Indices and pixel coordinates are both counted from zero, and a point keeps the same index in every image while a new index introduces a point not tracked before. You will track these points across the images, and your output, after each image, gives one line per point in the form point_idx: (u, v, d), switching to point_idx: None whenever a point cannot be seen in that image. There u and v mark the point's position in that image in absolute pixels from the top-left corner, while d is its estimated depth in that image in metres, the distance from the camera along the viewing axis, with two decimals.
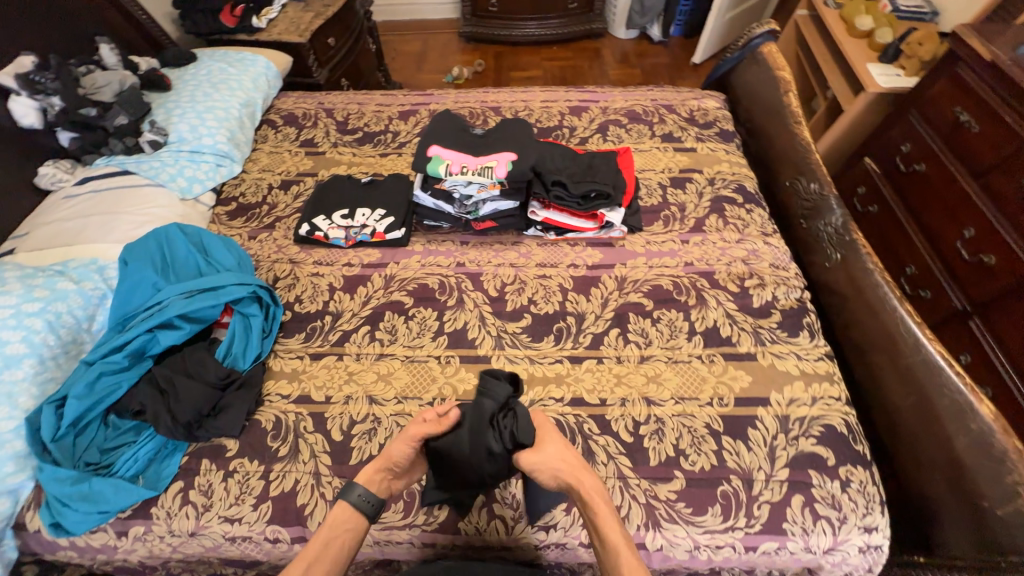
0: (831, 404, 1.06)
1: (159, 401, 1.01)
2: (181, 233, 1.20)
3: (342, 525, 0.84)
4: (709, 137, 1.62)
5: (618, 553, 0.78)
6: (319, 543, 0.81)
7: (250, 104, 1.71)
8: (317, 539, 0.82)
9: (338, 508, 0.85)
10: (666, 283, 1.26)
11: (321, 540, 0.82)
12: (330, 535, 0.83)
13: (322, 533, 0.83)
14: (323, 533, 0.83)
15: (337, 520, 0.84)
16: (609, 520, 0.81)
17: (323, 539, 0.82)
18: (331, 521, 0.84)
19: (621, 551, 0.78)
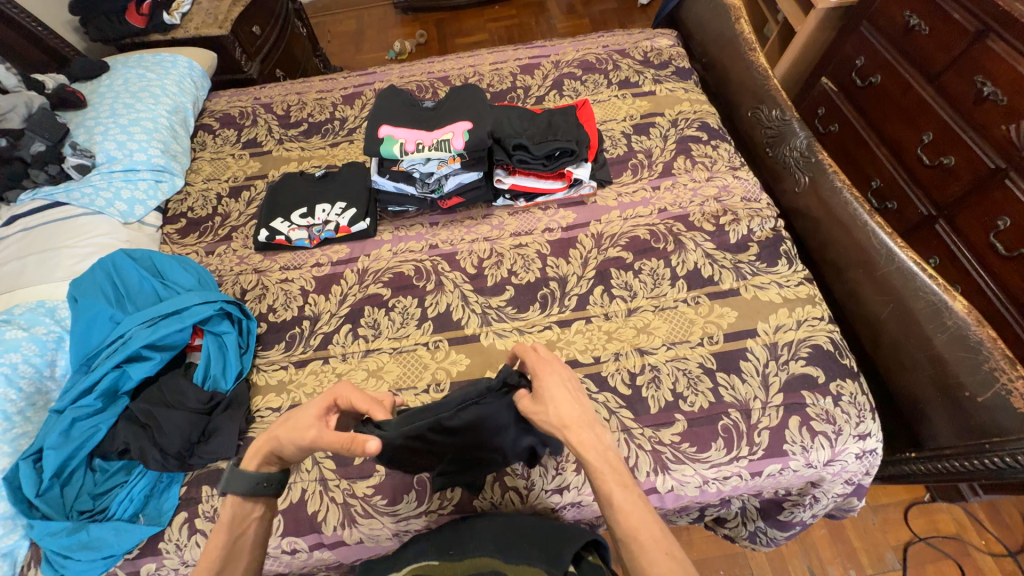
0: (815, 325, 1.08)
1: (143, 436, 0.96)
2: (128, 258, 1.11)
3: (241, 518, 0.74)
4: (667, 77, 1.58)
5: (611, 498, 0.68)
6: (222, 546, 0.70)
7: (179, 110, 1.58)
8: (215, 543, 0.70)
9: (228, 507, 0.73)
10: (642, 233, 1.25)
11: (224, 540, 0.71)
12: (231, 531, 0.72)
13: (224, 529, 0.72)
14: (222, 531, 0.72)
15: (232, 517, 0.73)
16: (599, 466, 0.70)
17: (224, 541, 0.70)
18: (225, 521, 0.72)
19: (617, 495, 0.68)
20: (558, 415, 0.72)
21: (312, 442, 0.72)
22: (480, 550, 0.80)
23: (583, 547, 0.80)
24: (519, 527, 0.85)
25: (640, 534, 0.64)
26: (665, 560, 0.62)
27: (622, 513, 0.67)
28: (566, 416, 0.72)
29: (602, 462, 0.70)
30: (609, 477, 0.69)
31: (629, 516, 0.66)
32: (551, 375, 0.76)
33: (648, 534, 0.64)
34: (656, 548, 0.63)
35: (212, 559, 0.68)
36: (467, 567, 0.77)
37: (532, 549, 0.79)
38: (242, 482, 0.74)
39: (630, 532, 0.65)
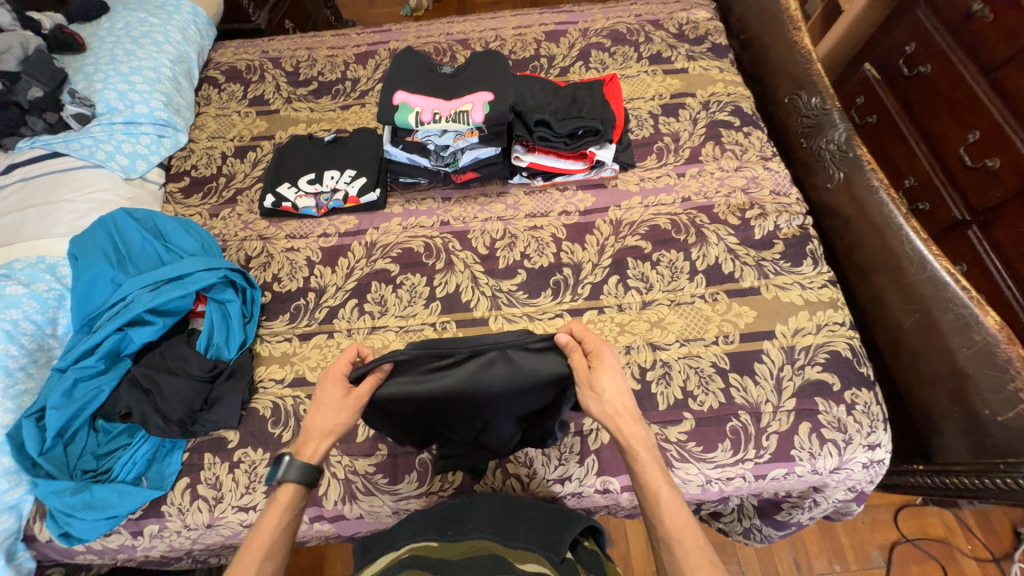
0: (835, 330, 1.05)
1: (143, 402, 0.94)
2: (129, 218, 1.06)
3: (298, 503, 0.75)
4: (701, 54, 1.47)
5: (658, 497, 0.70)
6: (273, 530, 0.71)
7: (182, 60, 1.49)
8: (267, 525, 0.71)
9: (282, 491, 0.74)
10: (663, 222, 1.20)
11: (275, 524, 0.72)
12: (285, 516, 0.73)
13: (278, 511, 0.73)
14: (274, 512, 0.73)
15: (286, 502, 0.74)
16: (650, 467, 0.72)
17: (270, 528, 0.71)
18: (282, 504, 0.74)
19: (662, 497, 0.70)
20: (607, 408, 0.74)
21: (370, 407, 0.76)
22: (478, 532, 0.77)
23: (581, 531, 0.81)
24: (515, 511, 0.84)
25: (686, 537, 0.67)
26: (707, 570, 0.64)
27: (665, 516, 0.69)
28: (617, 409, 0.74)
29: (651, 465, 0.72)
30: (657, 477, 0.71)
31: (671, 520, 0.68)
32: (609, 364, 0.75)
33: (688, 536, 0.67)
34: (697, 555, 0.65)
35: (259, 545, 0.70)
36: (466, 548, 0.73)
37: (530, 532, 0.77)
38: (294, 470, 0.74)
39: (672, 536, 0.67)
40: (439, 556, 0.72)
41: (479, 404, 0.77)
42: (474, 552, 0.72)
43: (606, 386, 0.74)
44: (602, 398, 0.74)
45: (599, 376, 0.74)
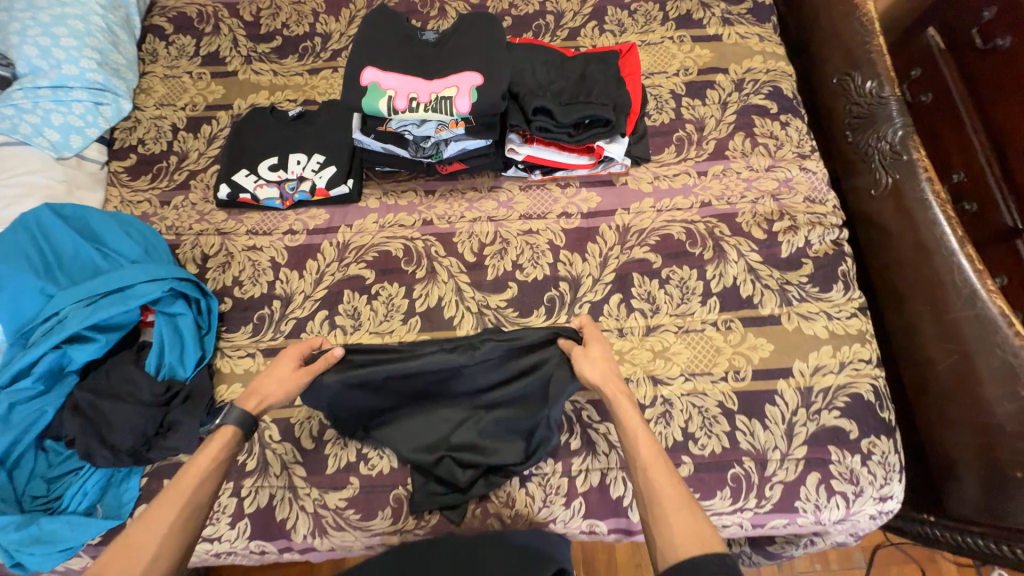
0: (859, 369, 0.94)
1: (87, 429, 0.85)
2: (55, 217, 0.92)
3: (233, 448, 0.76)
4: (740, 16, 1.22)
5: (636, 434, 0.71)
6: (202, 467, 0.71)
7: (117, 6, 1.25)
8: (199, 461, 0.71)
9: (218, 435, 0.75)
10: (677, 231, 1.04)
11: (208, 462, 0.72)
12: (216, 463, 0.73)
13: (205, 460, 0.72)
14: (207, 453, 0.73)
15: (220, 446, 0.74)
16: (630, 411, 0.74)
17: (202, 466, 0.71)
18: (213, 444, 0.74)
19: (641, 444, 0.70)
20: (596, 368, 0.79)
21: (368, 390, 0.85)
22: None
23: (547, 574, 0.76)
24: (480, 548, 0.79)
25: (657, 469, 0.67)
26: (686, 514, 0.61)
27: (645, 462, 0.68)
28: (606, 369, 0.79)
29: (628, 408, 0.75)
30: (636, 421, 0.73)
31: (650, 466, 0.68)
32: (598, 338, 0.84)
33: (666, 479, 0.65)
34: (674, 498, 0.63)
35: (182, 490, 0.68)
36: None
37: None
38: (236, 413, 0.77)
39: (647, 464, 0.68)
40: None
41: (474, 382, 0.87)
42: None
43: (594, 353, 0.82)
44: (590, 361, 0.80)
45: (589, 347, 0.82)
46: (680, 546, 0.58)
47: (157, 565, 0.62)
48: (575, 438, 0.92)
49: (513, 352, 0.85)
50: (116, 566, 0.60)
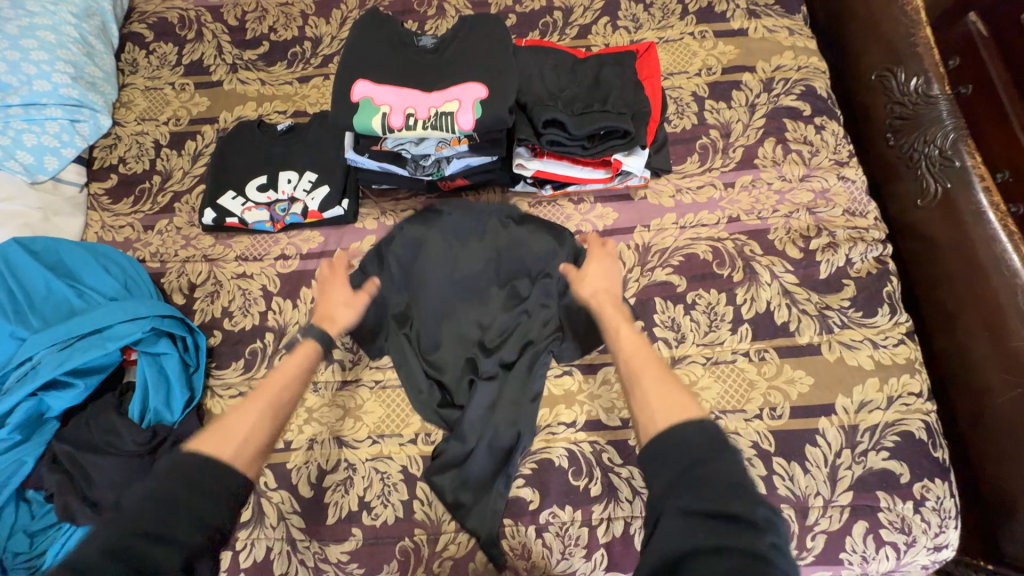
0: (910, 405, 0.85)
1: (66, 487, 0.79)
2: (25, 252, 0.84)
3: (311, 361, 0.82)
4: (767, 7, 1.11)
5: (619, 334, 0.76)
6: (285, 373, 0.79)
7: (91, 14, 1.16)
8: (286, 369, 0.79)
9: (298, 349, 0.82)
10: (703, 251, 0.95)
11: (293, 373, 0.80)
12: (297, 371, 0.80)
13: (289, 371, 0.80)
14: (294, 365, 0.81)
15: (302, 358, 0.82)
16: (614, 317, 0.79)
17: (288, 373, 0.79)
18: (299, 357, 0.82)
19: (622, 338, 0.76)
20: (591, 284, 0.85)
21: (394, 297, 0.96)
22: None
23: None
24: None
25: (641, 357, 0.72)
26: (665, 388, 0.66)
27: (628, 355, 0.73)
28: (597, 287, 0.84)
29: (615, 315, 0.80)
30: (620, 323, 0.78)
31: (633, 356, 0.72)
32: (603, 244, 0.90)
33: (650, 371, 0.69)
34: (653, 379, 0.68)
35: (272, 389, 0.77)
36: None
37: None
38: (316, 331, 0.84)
39: (630, 354, 0.73)
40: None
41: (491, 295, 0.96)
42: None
43: (590, 269, 0.86)
44: (585, 277, 0.86)
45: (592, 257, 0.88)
46: (661, 415, 0.62)
47: (244, 447, 0.69)
48: (595, 483, 0.84)
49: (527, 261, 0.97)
50: (211, 443, 0.68)
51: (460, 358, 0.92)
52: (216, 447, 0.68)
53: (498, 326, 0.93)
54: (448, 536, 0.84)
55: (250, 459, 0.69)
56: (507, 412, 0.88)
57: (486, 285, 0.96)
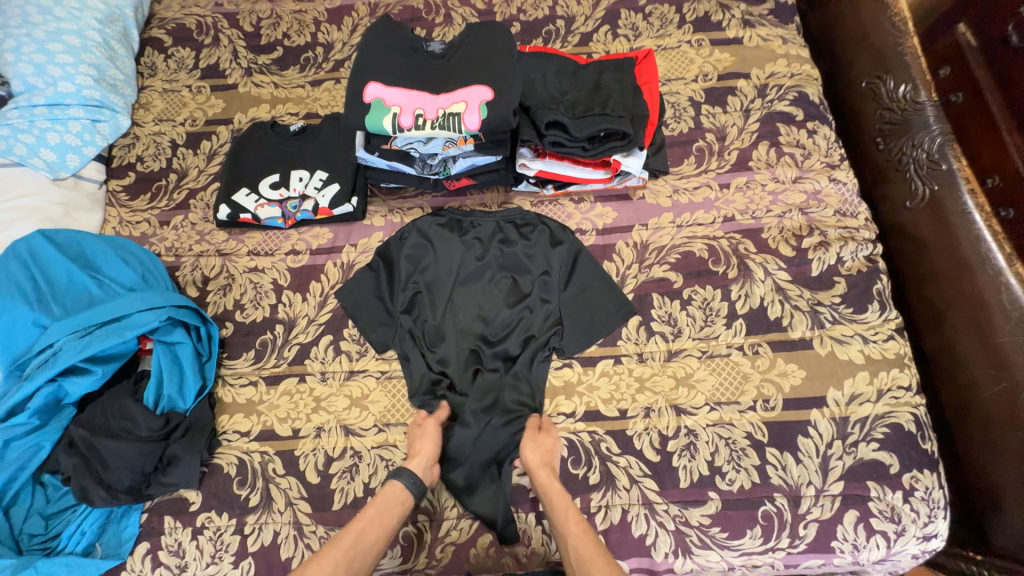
0: (899, 397, 0.87)
1: (82, 470, 0.82)
2: (48, 243, 0.88)
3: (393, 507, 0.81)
4: (761, 18, 1.16)
5: (566, 515, 0.78)
6: (370, 520, 0.79)
7: (114, 19, 1.21)
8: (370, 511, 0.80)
9: (390, 490, 0.82)
10: (699, 249, 0.99)
11: (378, 519, 0.79)
12: (386, 520, 0.79)
13: (372, 512, 0.80)
14: (379, 505, 0.80)
15: (392, 503, 0.81)
16: (553, 492, 0.81)
17: (371, 517, 0.79)
18: (387, 496, 0.81)
19: (568, 520, 0.78)
20: (534, 456, 0.84)
21: (400, 290, 0.99)
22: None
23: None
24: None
25: (590, 552, 0.74)
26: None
27: (574, 538, 0.76)
28: (540, 459, 0.84)
29: (556, 488, 0.81)
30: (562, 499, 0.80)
31: (580, 542, 0.75)
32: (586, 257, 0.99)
33: (596, 562, 0.72)
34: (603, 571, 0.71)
35: (353, 530, 0.77)
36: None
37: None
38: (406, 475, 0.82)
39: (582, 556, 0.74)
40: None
41: (493, 290, 0.99)
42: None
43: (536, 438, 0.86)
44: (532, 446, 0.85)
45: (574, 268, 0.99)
46: None
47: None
48: (593, 472, 0.87)
49: (524, 254, 1.00)
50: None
51: (465, 351, 0.95)
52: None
53: (501, 320, 0.97)
54: (450, 522, 0.86)
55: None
56: (510, 404, 0.92)
57: (487, 277, 1.00)
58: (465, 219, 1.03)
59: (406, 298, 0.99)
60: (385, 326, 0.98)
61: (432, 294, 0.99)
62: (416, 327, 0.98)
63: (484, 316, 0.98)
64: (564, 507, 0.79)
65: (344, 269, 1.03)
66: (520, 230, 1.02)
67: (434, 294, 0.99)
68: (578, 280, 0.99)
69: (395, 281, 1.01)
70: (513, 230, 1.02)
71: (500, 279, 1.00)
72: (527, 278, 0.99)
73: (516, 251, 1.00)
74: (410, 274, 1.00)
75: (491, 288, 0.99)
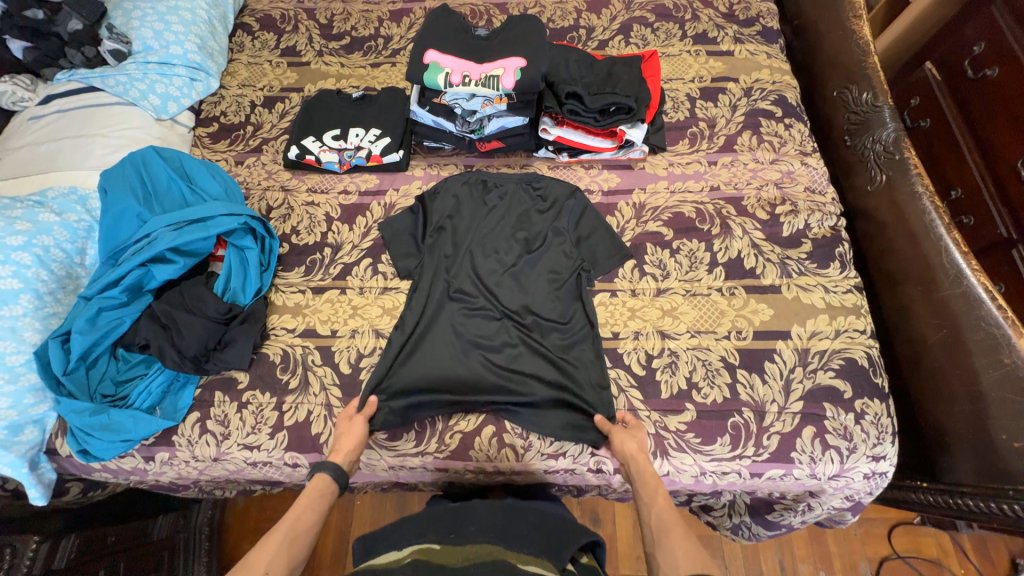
0: (854, 337, 1.01)
1: (161, 336, 0.99)
2: (158, 156, 1.08)
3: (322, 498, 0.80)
4: (750, 37, 1.39)
5: (653, 497, 0.78)
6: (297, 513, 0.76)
7: (218, 4, 1.48)
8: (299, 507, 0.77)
9: (316, 479, 0.82)
10: (688, 210, 1.16)
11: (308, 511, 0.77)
12: (312, 504, 0.78)
13: (305, 499, 0.79)
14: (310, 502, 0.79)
15: (318, 492, 0.80)
16: (647, 477, 0.82)
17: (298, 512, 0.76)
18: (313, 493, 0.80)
19: (657, 503, 0.77)
20: (629, 445, 0.88)
21: (428, 232, 1.14)
22: (481, 536, 0.78)
23: (581, 548, 0.81)
24: (518, 513, 0.85)
25: (673, 528, 0.71)
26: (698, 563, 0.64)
27: (659, 510, 0.75)
28: (634, 446, 0.88)
29: (652, 477, 0.82)
30: (652, 484, 0.80)
31: (665, 513, 0.74)
32: (590, 207, 1.17)
33: (675, 531, 0.71)
34: (681, 537, 0.70)
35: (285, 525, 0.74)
36: (470, 552, 0.74)
37: (537, 536, 0.79)
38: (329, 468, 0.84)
39: (667, 531, 0.72)
40: (442, 561, 0.72)
41: (509, 233, 1.14)
42: (474, 560, 0.72)
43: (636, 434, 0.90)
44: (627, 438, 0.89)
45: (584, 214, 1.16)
46: None
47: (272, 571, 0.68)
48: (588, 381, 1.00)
49: (537, 207, 1.17)
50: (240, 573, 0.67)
51: (481, 284, 1.09)
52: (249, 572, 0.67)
53: (515, 260, 1.11)
54: (460, 414, 1.00)
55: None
56: (517, 326, 1.05)
57: (505, 224, 1.15)
58: (489, 176, 1.21)
59: (431, 239, 1.14)
60: (410, 262, 1.13)
61: (455, 238, 1.14)
62: (440, 263, 1.12)
63: (500, 255, 1.12)
64: (650, 484, 0.80)
65: (385, 210, 1.22)
66: (535, 188, 1.19)
67: (461, 234, 1.14)
68: (583, 228, 1.15)
69: (423, 224, 1.16)
70: (529, 187, 1.19)
71: (517, 225, 1.15)
72: (539, 225, 1.15)
73: (530, 204, 1.17)
74: (435, 219, 1.15)
75: (508, 233, 1.14)
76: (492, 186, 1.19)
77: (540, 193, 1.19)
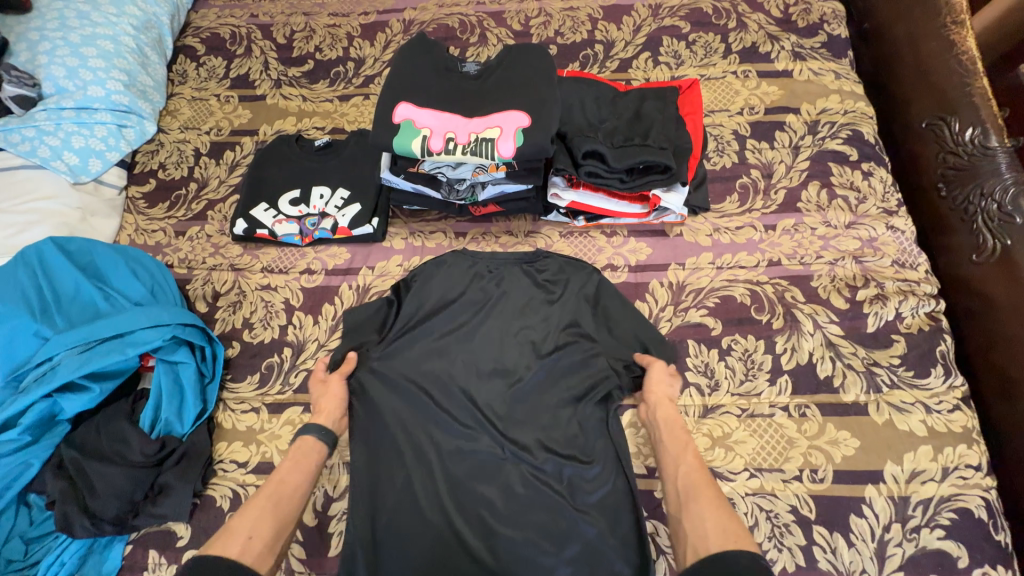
0: (969, 478, 0.77)
1: (68, 494, 0.77)
2: (61, 253, 0.86)
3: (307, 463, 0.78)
4: (813, 52, 1.10)
5: (681, 458, 0.73)
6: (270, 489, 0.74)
7: (149, 27, 1.21)
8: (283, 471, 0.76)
9: (304, 441, 0.80)
10: (741, 294, 0.91)
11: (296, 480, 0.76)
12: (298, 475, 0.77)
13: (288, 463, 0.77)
14: (298, 467, 0.77)
15: (309, 458, 0.79)
16: (675, 434, 0.77)
17: (288, 476, 0.76)
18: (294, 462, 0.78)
19: (683, 463, 0.73)
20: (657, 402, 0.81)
21: (406, 333, 0.91)
22: None
23: None
24: None
25: (703, 489, 0.68)
26: (726, 521, 0.63)
27: (685, 472, 0.72)
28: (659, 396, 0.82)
29: (680, 437, 0.76)
30: (680, 443, 0.75)
31: (693, 474, 0.71)
32: (614, 294, 0.92)
33: (705, 495, 0.67)
34: (710, 500, 0.66)
35: (266, 493, 0.73)
36: None
37: None
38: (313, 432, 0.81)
39: (695, 491, 0.68)
40: None
41: (511, 334, 0.90)
42: None
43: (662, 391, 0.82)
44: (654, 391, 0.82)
45: (608, 305, 0.91)
46: (716, 540, 0.61)
47: (250, 544, 0.66)
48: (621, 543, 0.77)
49: (542, 294, 0.92)
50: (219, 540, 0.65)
51: (478, 408, 0.85)
52: (225, 546, 0.64)
53: (520, 372, 0.87)
54: None
55: (262, 553, 0.67)
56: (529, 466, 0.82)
57: (505, 322, 0.91)
58: (483, 256, 0.96)
59: (411, 343, 0.90)
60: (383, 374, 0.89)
61: (440, 342, 0.90)
62: (424, 380, 0.87)
63: (500, 364, 0.88)
64: (678, 439, 0.76)
65: (358, 295, 0.98)
66: (538, 267, 0.94)
67: (448, 336, 0.90)
68: (603, 320, 0.90)
69: (399, 323, 0.92)
70: (529, 265, 0.94)
71: (520, 321, 0.91)
72: (547, 320, 0.91)
73: (533, 291, 0.93)
74: (415, 314, 0.92)
75: (510, 335, 0.90)
76: (483, 268, 0.95)
77: (546, 274, 0.94)
